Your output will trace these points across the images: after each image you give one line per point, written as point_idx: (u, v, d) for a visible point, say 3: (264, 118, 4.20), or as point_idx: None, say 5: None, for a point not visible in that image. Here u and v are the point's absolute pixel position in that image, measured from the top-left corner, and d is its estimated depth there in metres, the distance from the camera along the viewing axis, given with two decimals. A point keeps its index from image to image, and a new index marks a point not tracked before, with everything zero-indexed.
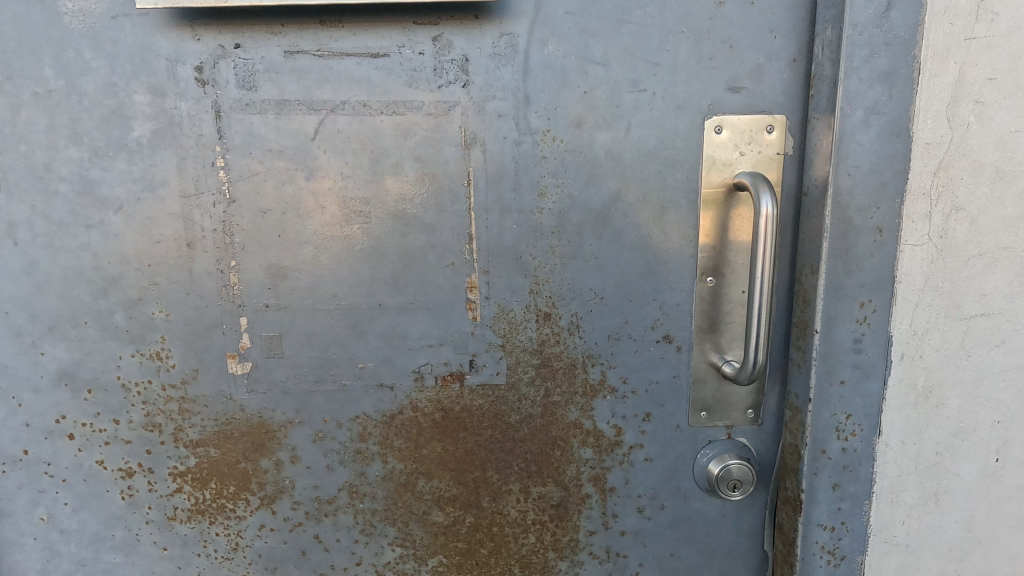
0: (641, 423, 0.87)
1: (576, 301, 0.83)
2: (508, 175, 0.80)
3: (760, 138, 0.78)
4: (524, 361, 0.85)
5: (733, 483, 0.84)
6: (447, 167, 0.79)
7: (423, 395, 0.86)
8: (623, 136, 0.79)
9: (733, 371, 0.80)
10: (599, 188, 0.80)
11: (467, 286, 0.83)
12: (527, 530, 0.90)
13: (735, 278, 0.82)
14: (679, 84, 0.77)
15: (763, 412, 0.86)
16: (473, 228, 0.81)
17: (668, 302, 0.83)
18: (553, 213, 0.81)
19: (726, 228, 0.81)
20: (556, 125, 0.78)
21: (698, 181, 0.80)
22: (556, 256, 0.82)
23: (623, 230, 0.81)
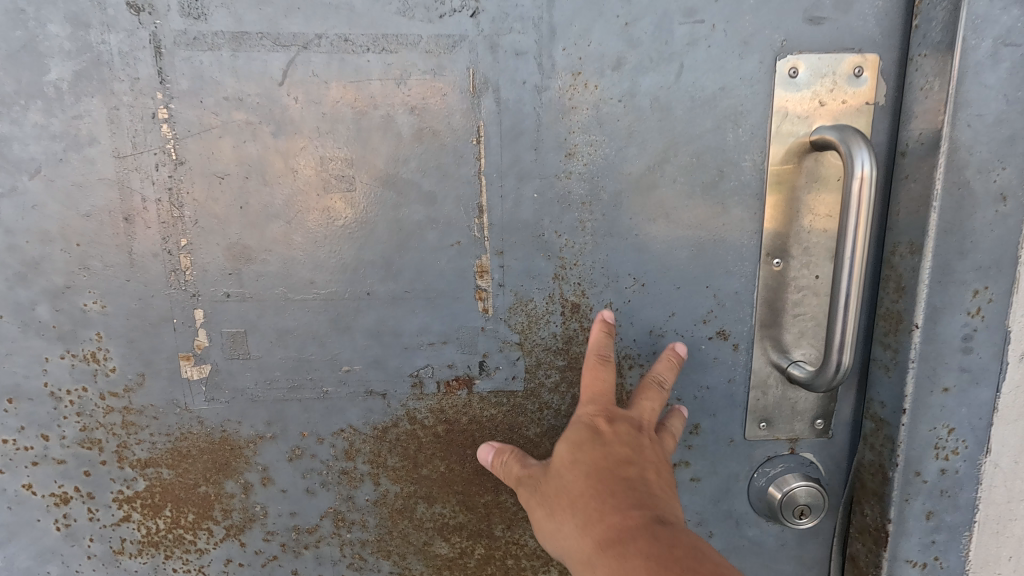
0: (687, 438, 0.72)
1: (611, 288, 0.67)
2: (527, 131, 0.63)
3: (844, 83, 0.62)
4: (545, 363, 0.70)
5: (801, 508, 0.71)
6: (451, 120, 0.63)
7: (422, 404, 0.71)
8: (673, 81, 0.62)
9: (807, 376, 0.65)
10: (642, 148, 0.64)
11: (476, 271, 0.67)
12: (549, 563, 0.76)
13: (810, 261, 0.66)
14: (745, 15, 0.61)
15: (836, 422, 0.71)
16: (484, 198, 0.65)
17: (724, 290, 0.68)
18: (583, 178, 0.65)
19: (802, 198, 0.65)
20: (589, 67, 0.62)
21: (766, 138, 0.64)
22: (587, 234, 0.66)
23: (671, 201, 0.65)
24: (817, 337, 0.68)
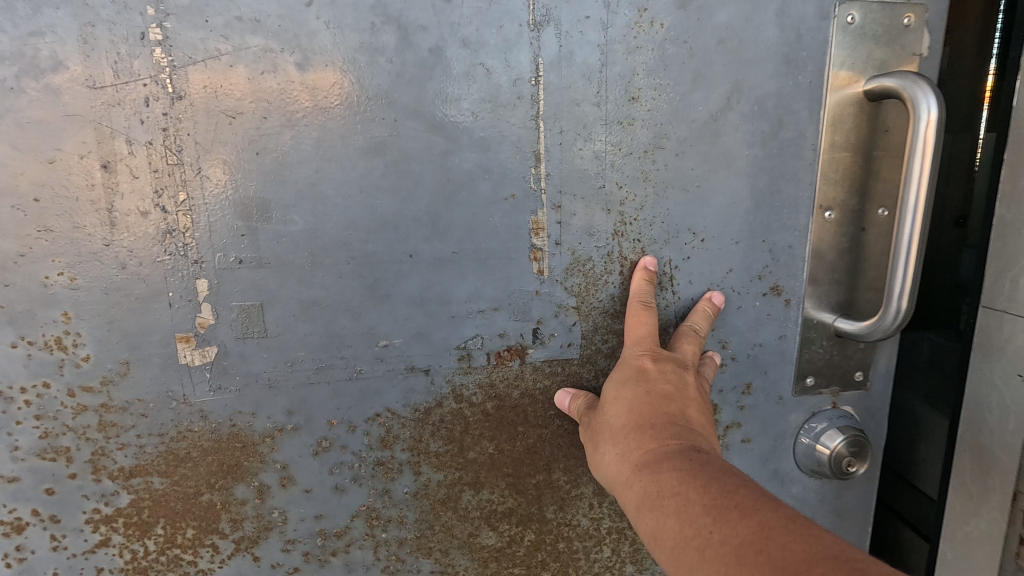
0: (740, 398, 0.70)
1: (671, 244, 0.64)
2: (591, 72, 0.58)
3: (895, 33, 0.62)
4: (603, 327, 0.65)
5: (847, 458, 0.71)
6: (509, 56, 0.56)
7: (469, 380, 0.63)
8: (738, 23, 0.60)
9: (862, 326, 0.64)
10: (706, 94, 0.61)
11: (531, 228, 0.61)
12: (601, 542, 0.71)
13: (859, 214, 0.66)
14: None
15: (874, 374, 0.73)
16: (543, 146, 0.59)
17: (779, 245, 0.66)
18: (647, 125, 0.60)
19: (856, 149, 0.64)
20: (656, 2, 0.58)
21: (823, 86, 0.63)
22: (649, 187, 0.62)
23: (732, 151, 0.63)
24: (863, 288, 0.69)
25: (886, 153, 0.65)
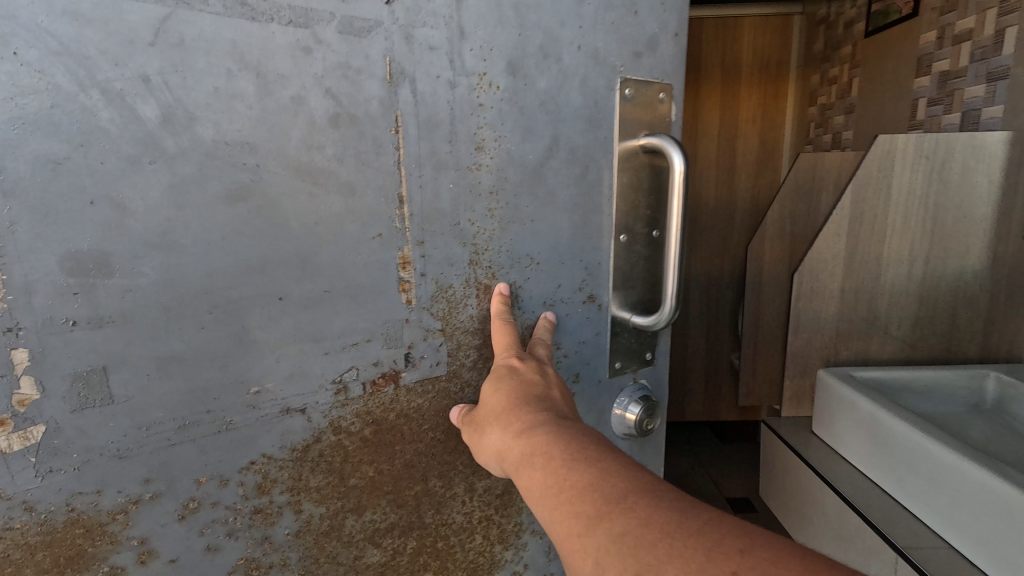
0: (573, 386, 0.87)
1: (514, 269, 0.76)
2: (442, 123, 0.66)
3: (654, 103, 0.82)
4: (465, 344, 0.74)
5: (647, 418, 0.93)
6: (369, 107, 0.61)
7: (346, 411, 0.66)
8: (556, 90, 0.73)
9: (650, 321, 0.83)
10: (535, 143, 0.73)
11: (399, 263, 0.66)
12: (474, 532, 0.79)
13: (642, 237, 0.86)
14: (599, 39, 0.75)
15: (658, 352, 0.97)
16: (404, 188, 0.65)
17: (592, 263, 0.83)
18: (491, 170, 0.71)
19: (637, 189, 0.83)
20: (493, 68, 0.68)
21: (613, 142, 0.79)
22: (495, 221, 0.73)
23: (556, 190, 0.77)
24: (649, 292, 0.90)
25: (657, 191, 0.85)
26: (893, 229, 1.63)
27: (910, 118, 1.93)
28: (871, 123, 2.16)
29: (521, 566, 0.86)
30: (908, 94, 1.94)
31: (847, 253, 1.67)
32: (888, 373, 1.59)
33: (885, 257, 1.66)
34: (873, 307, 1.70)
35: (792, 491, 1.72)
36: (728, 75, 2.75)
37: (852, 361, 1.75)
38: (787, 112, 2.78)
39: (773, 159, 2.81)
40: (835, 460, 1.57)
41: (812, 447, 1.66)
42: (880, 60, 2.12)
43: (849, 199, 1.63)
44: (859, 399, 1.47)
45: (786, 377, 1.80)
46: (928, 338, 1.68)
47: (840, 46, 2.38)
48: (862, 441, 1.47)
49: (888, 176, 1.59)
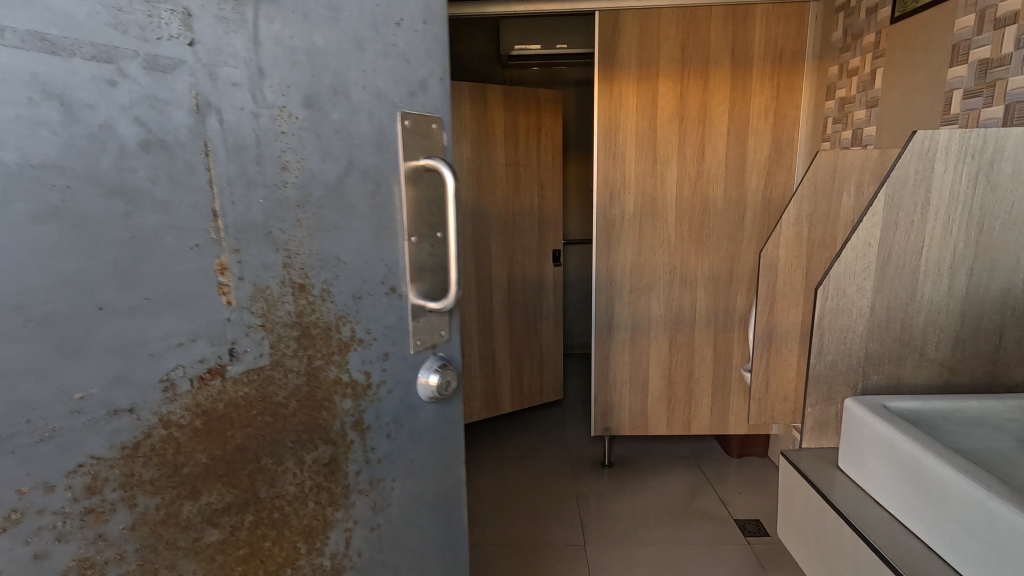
0: (382, 364, 1.00)
1: (325, 268, 0.88)
2: (249, 147, 0.76)
3: (432, 132, 1.02)
4: (284, 336, 0.85)
5: (445, 383, 1.09)
6: (179, 134, 0.69)
7: (176, 406, 0.72)
8: (346, 120, 0.88)
9: (440, 305, 1.02)
10: (332, 162, 0.87)
11: (217, 269, 0.75)
12: (306, 499, 0.91)
13: (430, 238, 1.04)
14: (377, 82, 0.92)
15: (452, 329, 1.12)
16: (217, 204, 0.74)
17: (391, 260, 0.98)
18: (296, 186, 0.83)
19: (424, 199, 1.01)
20: (291, 102, 0.81)
21: (399, 162, 0.96)
22: (303, 230, 0.84)
23: (355, 202, 0.91)
24: (440, 282, 1.07)
25: (439, 199, 1.05)
26: (934, 238, 1.35)
27: (941, 112, 1.76)
28: (901, 117, 1.96)
29: (351, 524, 0.99)
30: (938, 88, 1.77)
31: (879, 263, 1.38)
32: (927, 403, 1.29)
33: (924, 268, 1.37)
34: (910, 327, 1.40)
35: (811, 534, 1.38)
36: (647, 71, 2.56)
37: (882, 390, 1.44)
38: (801, 105, 2.55)
39: (786, 155, 2.59)
40: (855, 493, 1.27)
41: (838, 486, 1.31)
42: (907, 46, 1.93)
43: (883, 202, 1.34)
44: (892, 432, 1.15)
45: (808, 404, 1.47)
46: (971, 364, 1.41)
47: (862, 34, 2.19)
48: (887, 472, 1.17)
49: (929, 175, 1.31)
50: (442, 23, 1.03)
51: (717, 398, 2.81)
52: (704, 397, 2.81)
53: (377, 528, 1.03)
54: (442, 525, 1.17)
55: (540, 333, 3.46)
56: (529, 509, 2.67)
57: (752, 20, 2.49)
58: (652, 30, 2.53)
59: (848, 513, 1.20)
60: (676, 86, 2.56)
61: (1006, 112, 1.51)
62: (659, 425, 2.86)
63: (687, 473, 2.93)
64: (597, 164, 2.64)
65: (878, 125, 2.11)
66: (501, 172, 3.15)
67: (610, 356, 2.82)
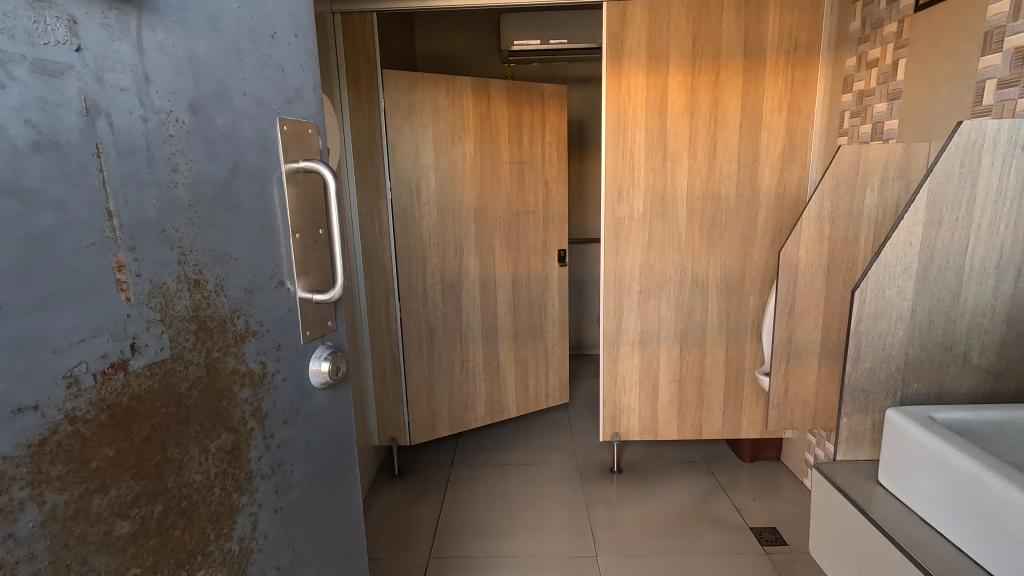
0: (276, 354, 1.01)
1: (217, 264, 0.89)
2: (139, 150, 0.77)
3: (308, 136, 1.06)
4: (182, 330, 0.85)
5: (337, 368, 1.14)
6: (70, 136, 0.69)
7: (81, 401, 0.72)
8: (230, 123, 0.89)
9: (328, 296, 1.06)
10: (219, 163, 0.87)
11: (115, 266, 0.75)
12: (213, 486, 0.90)
13: (313, 235, 1.08)
14: (256, 88, 0.94)
15: (336, 320, 1.18)
16: (111, 203, 0.74)
17: (279, 256, 1.00)
18: (187, 186, 0.83)
19: (305, 200, 1.05)
20: (177, 107, 0.82)
21: (280, 164, 0.99)
22: (195, 227, 0.85)
23: (243, 202, 0.92)
24: (324, 276, 1.12)
25: (318, 201, 1.10)
26: (981, 237, 1.50)
27: (972, 104, 1.86)
28: (925, 110, 2.09)
29: (257, 508, 0.99)
30: (970, 78, 1.87)
31: (921, 266, 1.55)
32: (978, 414, 1.41)
33: (966, 270, 1.53)
34: (950, 329, 1.56)
35: (851, 553, 1.48)
36: (655, 63, 2.60)
37: (921, 398, 1.61)
38: (814, 100, 2.64)
39: (799, 151, 2.67)
40: (895, 511, 1.39)
41: (877, 502, 1.45)
42: (932, 36, 2.03)
43: (926, 200, 1.50)
44: (941, 447, 1.25)
45: (846, 415, 1.65)
46: (1014, 368, 1.56)
47: (881, 24, 2.29)
48: (932, 485, 1.28)
49: (974, 172, 1.45)
50: (311, 35, 1.07)
51: (729, 403, 2.92)
52: (714, 401, 2.92)
53: (281, 509, 1.04)
54: (338, 505, 1.21)
55: (546, 338, 3.53)
56: (536, 516, 2.78)
57: (765, 13, 2.55)
58: (663, 22, 2.56)
59: (889, 527, 1.33)
60: (687, 79, 2.61)
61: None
62: (627, 415, 2.96)
63: (700, 479, 3.09)
64: (608, 159, 2.68)
65: (900, 117, 2.22)
66: (504, 169, 3.17)
67: (619, 359, 2.91)
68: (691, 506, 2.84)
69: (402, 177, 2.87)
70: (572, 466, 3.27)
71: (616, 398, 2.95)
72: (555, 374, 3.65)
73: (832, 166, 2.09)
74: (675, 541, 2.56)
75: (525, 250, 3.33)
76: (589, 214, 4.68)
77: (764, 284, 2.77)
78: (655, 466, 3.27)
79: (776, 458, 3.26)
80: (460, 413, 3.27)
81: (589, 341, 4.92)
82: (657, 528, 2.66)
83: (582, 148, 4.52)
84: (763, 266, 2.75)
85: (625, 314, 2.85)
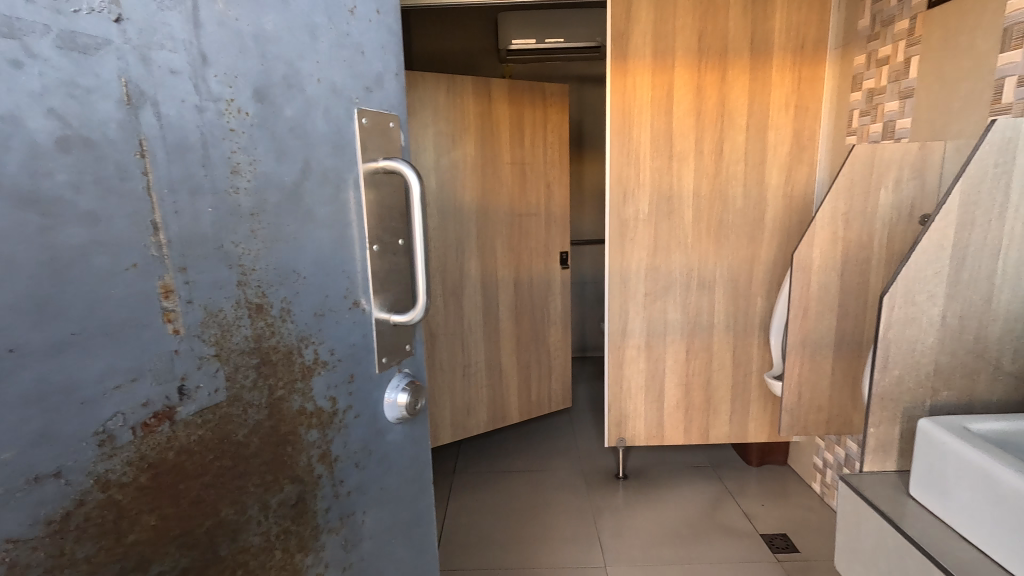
0: (349, 387, 0.86)
1: (283, 285, 0.74)
2: (193, 147, 0.63)
3: (389, 132, 0.89)
4: (241, 366, 0.71)
5: (416, 402, 0.96)
6: (107, 130, 0.56)
7: (116, 462, 0.59)
8: (302, 115, 0.74)
9: (408, 318, 0.89)
10: (288, 164, 0.73)
11: (161, 292, 0.61)
12: (272, 548, 0.78)
13: (392, 245, 0.91)
14: (331, 73, 0.78)
15: (415, 342, 0.99)
16: (158, 214, 0.60)
17: (355, 272, 0.84)
18: (250, 192, 0.69)
19: (384, 205, 0.88)
20: (240, 95, 0.67)
21: (357, 163, 0.82)
22: (259, 241, 0.71)
23: (313, 209, 0.77)
24: (404, 292, 0.94)
25: (399, 206, 0.92)
26: (1015, 239, 1.34)
27: (990, 102, 1.75)
28: (939, 109, 1.97)
29: (323, 569, 0.86)
30: (988, 75, 1.76)
31: (952, 267, 1.37)
32: (1013, 424, 1.25)
33: (999, 273, 1.36)
34: (984, 338, 1.39)
35: (882, 570, 1.27)
36: (661, 61, 2.50)
37: (953, 407, 1.42)
38: (820, 99, 2.57)
39: (806, 150, 2.60)
40: (933, 528, 1.19)
41: (912, 517, 1.23)
42: (947, 33, 1.92)
43: (958, 201, 1.33)
44: (989, 461, 1.06)
45: (871, 423, 1.44)
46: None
47: (893, 21, 2.19)
48: (977, 503, 1.09)
49: (1009, 171, 1.30)
50: (396, 13, 0.89)
51: (736, 406, 2.86)
52: (722, 404, 2.85)
53: (351, 567, 0.91)
54: (415, 554, 1.05)
55: (549, 341, 3.42)
56: (544, 526, 2.68)
57: (772, 10, 2.47)
58: (668, 19, 2.47)
59: (931, 547, 1.12)
60: (693, 78, 2.52)
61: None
62: (635, 421, 2.89)
63: (707, 484, 3.03)
64: (613, 161, 2.59)
65: (912, 117, 2.12)
66: (506, 171, 3.06)
67: (625, 363, 2.82)
68: (700, 513, 2.76)
69: None
70: (576, 473, 3.17)
71: (622, 403, 2.87)
72: (558, 378, 3.54)
73: (846, 166, 1.93)
74: (685, 549, 2.48)
75: (528, 253, 3.21)
76: (586, 214, 4.60)
77: (772, 286, 2.69)
78: (661, 471, 3.20)
79: (783, 462, 3.23)
80: (462, 421, 3.14)
81: (588, 342, 4.84)
82: (666, 536, 2.58)
83: (580, 146, 4.44)
84: (770, 266, 2.67)
85: (631, 316, 2.76)
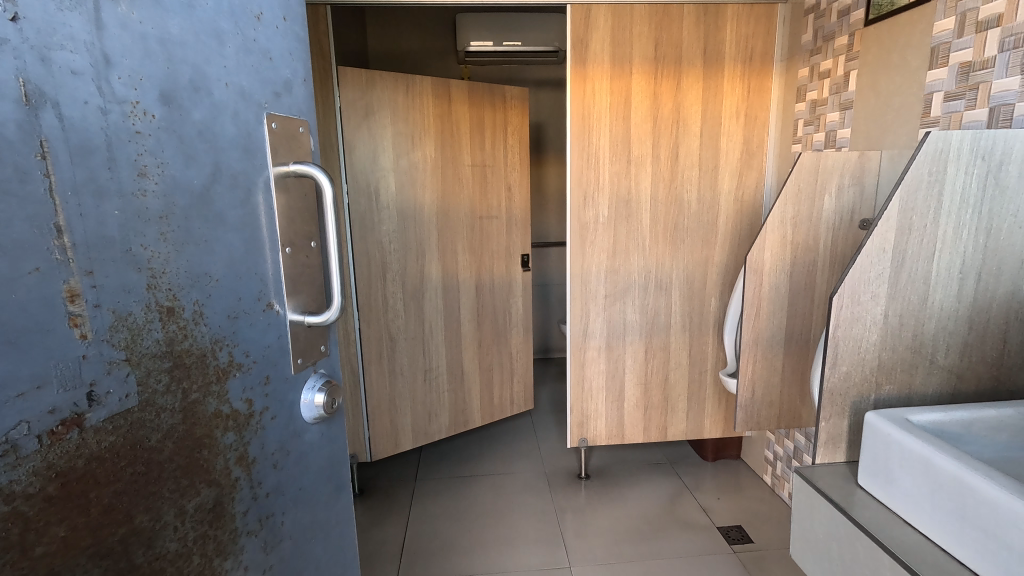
0: (264, 389, 0.89)
1: (195, 288, 0.75)
2: (98, 150, 0.63)
3: (297, 136, 0.93)
4: (154, 369, 0.71)
5: (331, 401, 1.01)
6: (5, 129, 0.55)
7: (21, 472, 0.58)
8: (211, 119, 0.76)
9: (322, 318, 0.94)
10: (197, 168, 0.74)
11: (66, 296, 0.61)
12: (189, 555, 0.77)
13: (304, 248, 0.95)
14: (241, 79, 0.81)
15: (328, 341, 1.04)
16: (61, 217, 0.60)
17: (266, 274, 0.87)
18: (157, 196, 0.70)
19: (295, 208, 0.92)
20: (145, 97, 0.68)
21: (267, 167, 0.86)
22: (169, 244, 0.72)
23: (224, 212, 0.78)
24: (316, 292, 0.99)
25: (308, 209, 0.97)
26: (946, 243, 1.38)
27: (921, 114, 1.86)
28: (875, 120, 2.08)
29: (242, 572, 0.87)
30: (918, 90, 1.87)
31: (892, 268, 1.39)
32: (948, 414, 1.27)
33: (934, 274, 1.40)
34: (920, 334, 1.42)
35: (835, 561, 1.27)
36: (618, 67, 2.55)
37: (893, 400, 1.45)
38: (769, 109, 2.67)
39: (756, 157, 2.69)
40: (882, 516, 1.19)
41: (861, 505, 1.24)
42: (883, 49, 2.03)
43: (897, 207, 1.35)
44: (927, 449, 1.08)
45: (823, 418, 1.44)
46: (975, 369, 1.45)
47: (833, 37, 2.30)
48: (920, 491, 1.11)
49: (941, 180, 1.33)
50: (302, 20, 0.93)
51: (692, 404, 2.94)
52: (679, 402, 2.93)
53: (270, 568, 0.92)
54: (334, 551, 1.08)
55: (511, 343, 3.44)
56: (508, 529, 2.68)
57: (723, 21, 2.55)
58: (626, 26, 2.52)
59: (883, 537, 1.12)
60: (650, 84, 2.58)
61: (991, 115, 1.61)
62: (595, 421, 2.93)
63: (666, 481, 3.10)
64: (573, 163, 2.62)
65: (851, 127, 2.22)
66: (466, 173, 3.06)
67: (586, 364, 2.86)
68: (660, 509, 2.82)
69: (360, 180, 2.70)
70: (538, 474, 3.20)
71: (583, 403, 2.90)
72: (520, 380, 3.56)
73: (794, 173, 2.01)
74: (647, 546, 2.52)
75: (489, 254, 3.22)
76: (547, 215, 4.65)
77: (725, 287, 2.78)
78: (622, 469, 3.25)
79: (736, 456, 3.33)
80: (423, 426, 3.12)
81: (552, 344, 4.88)
82: (628, 534, 2.62)
83: (540, 149, 4.49)
84: (724, 267, 2.76)
85: (592, 318, 2.80)
